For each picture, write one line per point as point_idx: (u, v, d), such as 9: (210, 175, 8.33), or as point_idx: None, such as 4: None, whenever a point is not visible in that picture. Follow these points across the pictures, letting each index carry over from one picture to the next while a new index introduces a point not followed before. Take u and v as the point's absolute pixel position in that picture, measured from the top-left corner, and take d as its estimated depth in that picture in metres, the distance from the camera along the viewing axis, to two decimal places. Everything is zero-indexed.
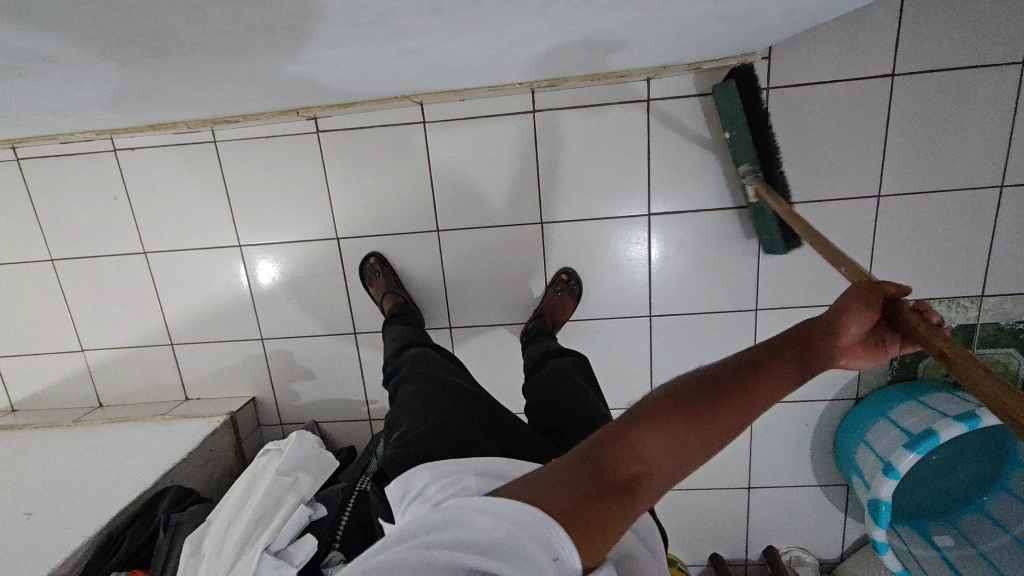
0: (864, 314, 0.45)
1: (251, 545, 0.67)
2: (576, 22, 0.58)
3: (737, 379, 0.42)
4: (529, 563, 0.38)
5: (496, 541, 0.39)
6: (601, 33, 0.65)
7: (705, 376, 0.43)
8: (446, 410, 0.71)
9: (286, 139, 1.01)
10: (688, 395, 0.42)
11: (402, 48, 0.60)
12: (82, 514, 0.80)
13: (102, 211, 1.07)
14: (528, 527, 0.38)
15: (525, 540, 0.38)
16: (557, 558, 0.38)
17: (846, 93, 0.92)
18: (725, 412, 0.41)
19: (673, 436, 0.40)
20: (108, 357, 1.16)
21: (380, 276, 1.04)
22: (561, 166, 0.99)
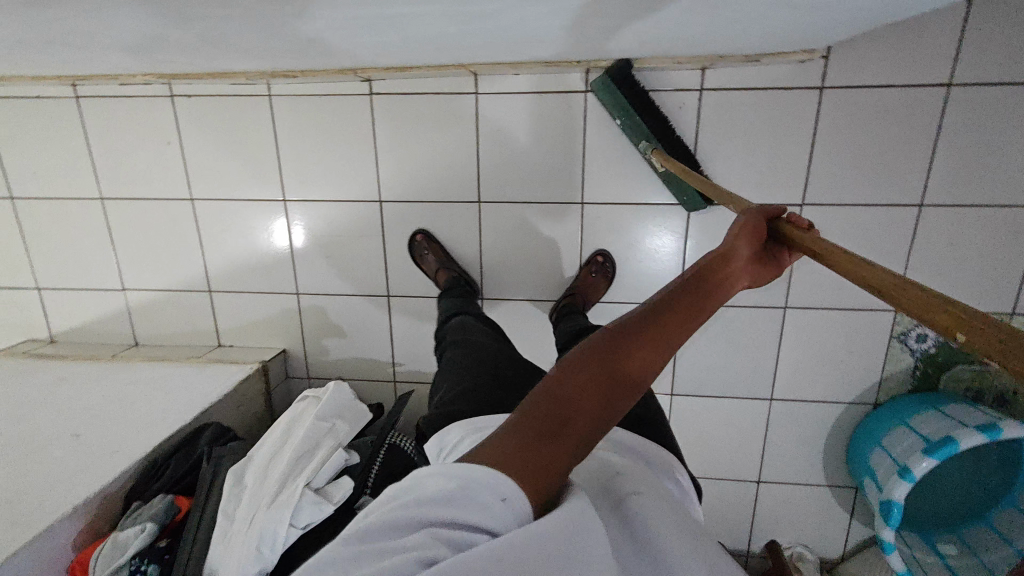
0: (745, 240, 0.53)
1: (292, 481, 0.71)
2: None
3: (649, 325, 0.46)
4: (481, 505, 0.38)
5: (448, 494, 0.39)
6: (674, 11, 0.66)
7: (619, 329, 0.47)
8: (485, 374, 0.74)
9: (339, 99, 1.02)
10: (607, 345, 0.46)
11: (480, 10, 0.61)
12: (126, 439, 0.84)
13: (154, 155, 1.09)
14: (469, 477, 0.39)
15: (474, 487, 0.39)
16: (503, 499, 0.38)
17: (901, 99, 0.92)
18: (641, 351, 0.45)
19: (595, 375, 0.44)
20: (148, 298, 1.20)
21: (429, 252, 1.08)
22: (606, 148, 1.00)
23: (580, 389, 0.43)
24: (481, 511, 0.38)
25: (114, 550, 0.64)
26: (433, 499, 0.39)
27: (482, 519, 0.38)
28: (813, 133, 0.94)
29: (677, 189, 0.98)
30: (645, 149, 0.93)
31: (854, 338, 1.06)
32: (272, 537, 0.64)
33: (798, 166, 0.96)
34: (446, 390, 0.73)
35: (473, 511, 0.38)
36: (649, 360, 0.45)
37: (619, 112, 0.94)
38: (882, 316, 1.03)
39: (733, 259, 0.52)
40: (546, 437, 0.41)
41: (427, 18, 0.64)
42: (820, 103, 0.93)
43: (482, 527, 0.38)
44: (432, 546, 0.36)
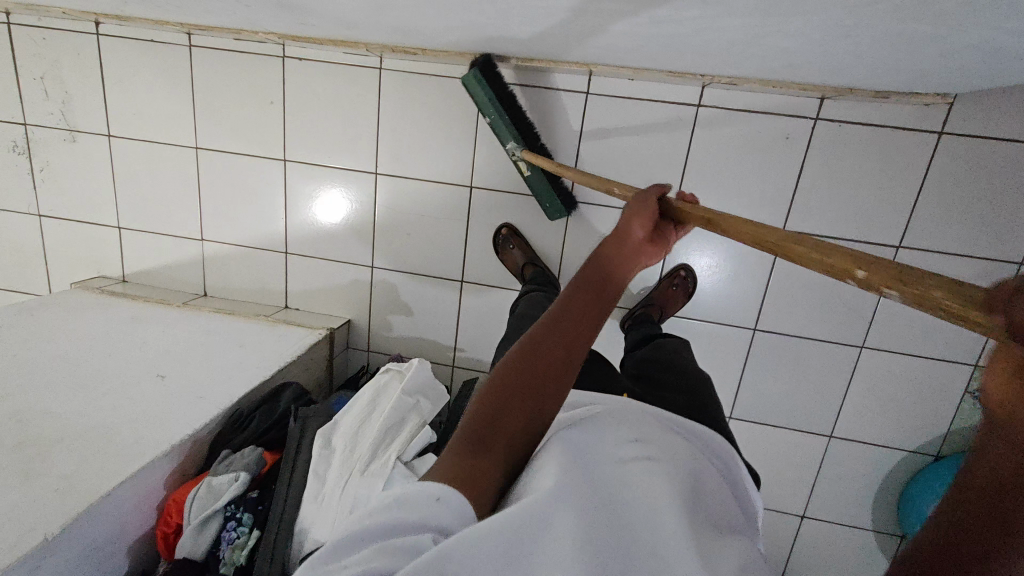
0: (646, 220, 0.54)
1: (382, 452, 0.71)
2: (836, 25, 0.58)
3: (564, 329, 0.50)
4: (420, 507, 0.39)
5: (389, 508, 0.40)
6: (839, 40, 0.65)
7: (537, 338, 0.49)
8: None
9: (448, 81, 1.03)
10: (528, 354, 0.48)
11: (651, 10, 0.61)
12: (208, 386, 0.85)
13: (256, 112, 1.11)
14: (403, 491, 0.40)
15: (410, 495, 0.40)
16: (438, 497, 0.39)
17: (1022, 155, 0.90)
18: (559, 353, 0.49)
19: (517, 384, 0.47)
20: (225, 251, 1.21)
21: (516, 248, 1.09)
22: (707, 163, 0.99)
23: (506, 391, 0.46)
24: (422, 514, 0.39)
25: (210, 495, 0.65)
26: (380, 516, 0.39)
27: (423, 521, 0.38)
28: (923, 178, 0.93)
29: (539, 191, 1.01)
30: (512, 150, 0.97)
31: (927, 389, 1.04)
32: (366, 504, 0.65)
33: (901, 208, 0.95)
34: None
35: (417, 514, 0.39)
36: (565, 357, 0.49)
37: (489, 111, 0.96)
38: (960, 370, 1.02)
39: (627, 240, 0.54)
40: (489, 441, 0.44)
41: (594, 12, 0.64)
42: (936, 148, 0.92)
43: (427, 529, 0.38)
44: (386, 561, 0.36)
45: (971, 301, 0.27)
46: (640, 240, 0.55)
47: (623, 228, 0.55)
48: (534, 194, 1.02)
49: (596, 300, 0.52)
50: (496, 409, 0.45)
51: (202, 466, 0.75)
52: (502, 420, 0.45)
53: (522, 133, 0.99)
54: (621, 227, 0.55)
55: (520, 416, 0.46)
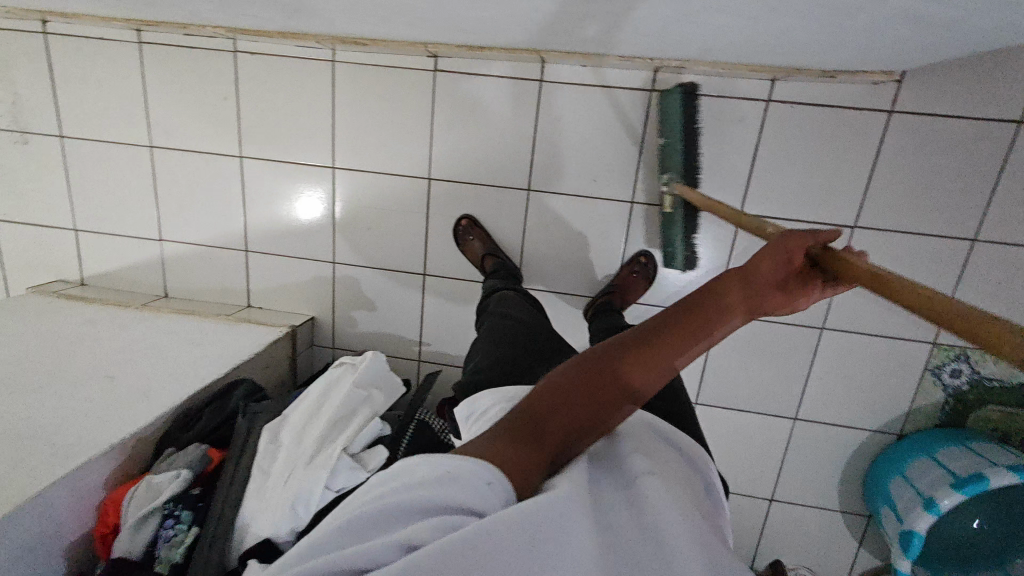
0: (779, 266, 0.50)
1: (328, 444, 0.70)
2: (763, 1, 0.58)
3: (644, 346, 0.49)
4: (471, 492, 0.37)
5: (432, 477, 0.38)
6: (774, 16, 0.65)
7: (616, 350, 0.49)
8: (527, 351, 0.75)
9: (402, 72, 1.02)
10: (601, 363, 0.48)
11: None
12: (158, 386, 0.83)
13: (209, 109, 1.09)
14: (456, 467, 0.38)
15: (462, 474, 0.38)
16: (488, 483, 0.38)
17: (970, 132, 0.90)
18: (634, 370, 0.48)
19: (585, 391, 0.46)
20: (183, 251, 1.19)
21: (473, 237, 1.08)
22: (663, 148, 0.99)
23: (572, 390, 0.46)
24: (466, 496, 0.37)
25: (149, 493, 0.64)
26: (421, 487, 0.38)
27: (466, 498, 0.37)
28: (874, 157, 0.94)
29: (667, 233, 0.99)
30: (670, 180, 0.95)
31: (887, 368, 1.05)
32: (309, 497, 0.64)
33: (854, 188, 0.96)
34: (487, 362, 0.74)
35: (460, 498, 0.36)
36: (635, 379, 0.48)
37: (670, 131, 0.93)
38: (919, 348, 1.03)
39: (754, 284, 0.51)
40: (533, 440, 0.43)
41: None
42: (886, 126, 0.92)
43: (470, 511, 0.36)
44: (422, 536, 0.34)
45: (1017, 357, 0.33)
46: (763, 287, 0.51)
47: (753, 274, 0.51)
48: (666, 231, 1.00)
49: (677, 336, 0.50)
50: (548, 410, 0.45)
51: (148, 465, 0.73)
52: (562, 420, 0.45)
53: (689, 169, 0.94)
54: (753, 266, 0.51)
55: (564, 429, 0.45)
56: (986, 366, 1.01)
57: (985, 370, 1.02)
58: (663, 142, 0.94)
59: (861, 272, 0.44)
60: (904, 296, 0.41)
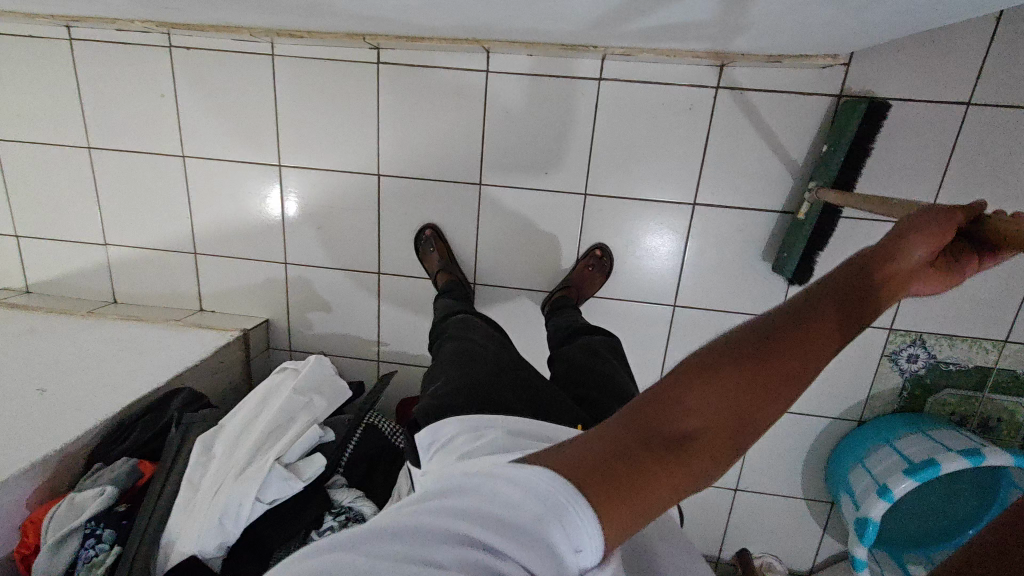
0: (931, 236, 0.44)
1: (262, 455, 0.68)
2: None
3: (794, 336, 0.39)
4: (553, 552, 0.34)
5: (517, 515, 0.35)
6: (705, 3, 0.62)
7: (761, 339, 0.40)
8: (493, 373, 0.68)
9: (344, 65, 0.99)
10: (738, 356, 0.39)
11: None
12: (93, 398, 0.81)
13: (147, 107, 1.05)
14: (560, 508, 0.35)
15: (555, 527, 0.34)
16: (578, 550, 0.34)
17: (919, 115, 0.89)
18: (785, 368, 0.38)
19: (725, 396, 0.38)
20: (130, 255, 1.16)
21: (435, 250, 1.05)
22: (614, 138, 0.97)
23: (710, 388, 0.38)
24: (540, 552, 0.34)
25: (69, 512, 0.61)
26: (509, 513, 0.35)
27: (543, 558, 0.34)
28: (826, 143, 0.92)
29: (789, 240, 0.94)
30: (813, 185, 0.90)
31: (846, 354, 1.04)
32: (237, 511, 0.62)
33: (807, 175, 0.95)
34: (450, 386, 0.67)
35: (532, 552, 0.34)
36: (787, 380, 0.38)
37: (835, 141, 0.87)
38: (876, 335, 1.02)
39: (910, 256, 0.44)
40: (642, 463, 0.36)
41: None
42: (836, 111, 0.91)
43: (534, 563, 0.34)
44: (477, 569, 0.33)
45: None
46: (912, 269, 0.44)
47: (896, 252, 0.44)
48: (788, 239, 0.95)
49: (833, 325, 0.40)
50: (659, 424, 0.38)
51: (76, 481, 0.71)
52: (691, 429, 0.37)
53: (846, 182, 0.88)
54: (898, 245, 0.44)
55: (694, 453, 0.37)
56: (941, 350, 1.01)
57: (941, 354, 1.02)
58: (827, 149, 0.89)
59: None
60: None
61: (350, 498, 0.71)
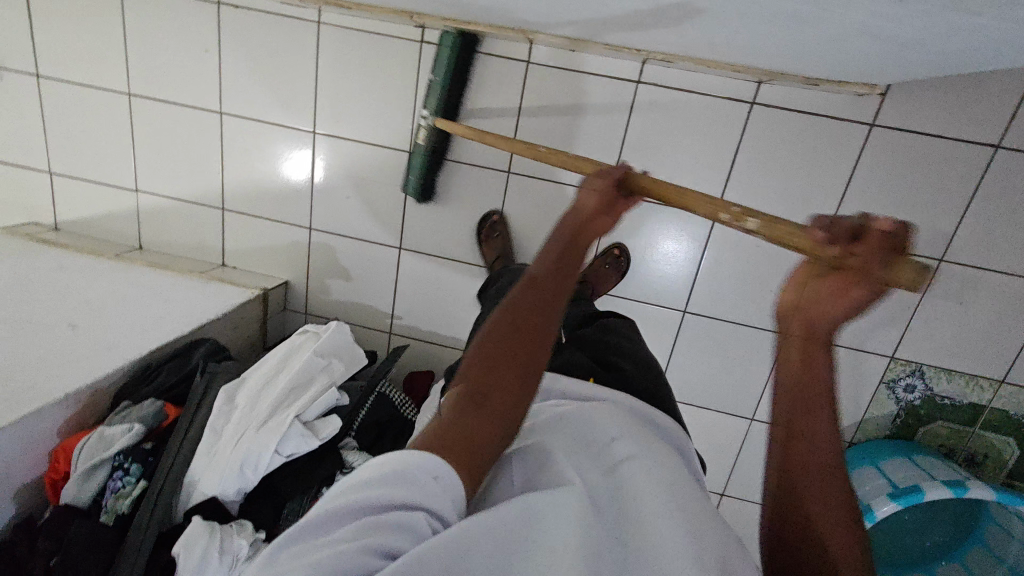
0: (604, 190, 0.61)
1: (282, 410, 0.71)
2: (745, 23, 0.57)
3: (519, 312, 0.54)
4: (414, 485, 0.43)
5: (383, 481, 0.43)
6: (755, 37, 0.64)
7: (498, 323, 0.54)
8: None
9: (388, 40, 1.00)
10: (491, 341, 0.52)
11: None
12: (120, 339, 0.84)
13: (190, 61, 1.07)
14: (402, 466, 0.43)
15: (412, 472, 0.43)
16: (436, 476, 0.43)
17: (946, 152, 0.91)
18: (524, 330, 0.53)
19: (498, 363, 0.51)
20: (160, 204, 1.18)
21: (499, 237, 1.07)
22: (644, 141, 0.99)
23: (487, 363, 0.51)
24: (409, 498, 0.42)
25: (100, 444, 0.65)
26: (367, 492, 0.43)
27: (417, 498, 0.43)
28: (852, 169, 0.94)
29: (415, 165, 1.02)
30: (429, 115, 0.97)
31: (844, 377, 1.08)
32: (257, 460, 0.66)
33: (829, 198, 0.97)
34: None
35: (407, 494, 0.42)
36: (529, 335, 0.53)
37: (439, 67, 0.95)
38: (876, 361, 1.05)
39: (591, 222, 0.61)
40: (481, 393, 0.49)
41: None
42: (866, 139, 0.92)
43: (415, 509, 0.42)
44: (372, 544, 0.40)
45: (808, 243, 0.45)
46: (599, 228, 0.62)
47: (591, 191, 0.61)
48: (415, 164, 1.03)
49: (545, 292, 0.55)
50: (484, 367, 0.51)
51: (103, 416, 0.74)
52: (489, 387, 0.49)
53: (449, 109, 0.99)
54: (591, 221, 0.61)
55: (512, 369, 0.51)
56: (939, 382, 1.04)
57: (937, 386, 1.05)
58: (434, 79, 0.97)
59: (666, 189, 0.57)
60: (685, 203, 0.56)
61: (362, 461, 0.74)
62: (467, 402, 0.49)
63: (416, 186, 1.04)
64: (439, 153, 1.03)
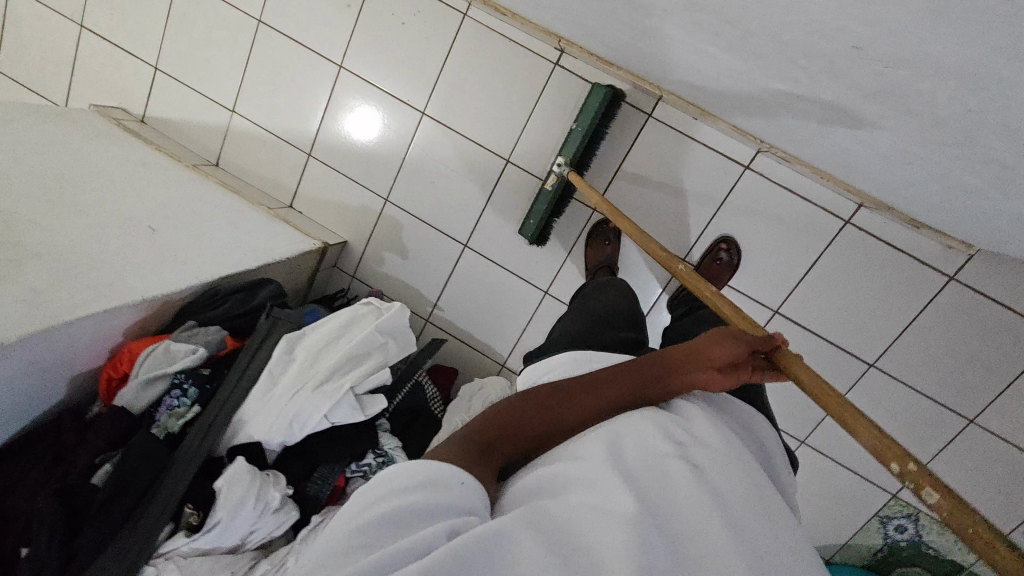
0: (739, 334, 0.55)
1: (337, 378, 0.72)
2: (898, 169, 0.59)
3: (578, 396, 0.50)
4: (448, 487, 0.36)
5: (413, 486, 0.35)
6: (891, 177, 0.65)
7: (558, 392, 0.49)
8: (594, 330, 0.73)
9: (525, 52, 1.02)
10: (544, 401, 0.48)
11: (732, 78, 0.61)
12: (193, 255, 0.85)
13: (329, 10, 1.09)
14: (431, 474, 0.36)
15: (443, 480, 0.36)
16: (462, 481, 0.37)
17: (1011, 326, 0.93)
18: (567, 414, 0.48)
19: (530, 420, 0.47)
20: (250, 131, 1.20)
21: (608, 245, 1.07)
22: (731, 223, 1.02)
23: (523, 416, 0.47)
24: (461, 499, 0.35)
25: (164, 357, 0.66)
26: (406, 493, 0.35)
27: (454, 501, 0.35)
28: (918, 312, 0.97)
29: (536, 208, 1.03)
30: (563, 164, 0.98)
31: (842, 498, 1.10)
32: (308, 419, 0.68)
33: (888, 332, 0.99)
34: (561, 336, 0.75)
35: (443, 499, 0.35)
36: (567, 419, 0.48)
37: (582, 119, 0.96)
38: (878, 494, 1.08)
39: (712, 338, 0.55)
40: (517, 430, 0.46)
41: (678, 56, 0.64)
42: (941, 289, 0.95)
43: (466, 514, 0.35)
44: (428, 532, 0.32)
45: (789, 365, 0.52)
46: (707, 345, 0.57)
47: (725, 332, 0.54)
48: (535, 207, 1.03)
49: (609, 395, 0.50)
50: (521, 419, 0.47)
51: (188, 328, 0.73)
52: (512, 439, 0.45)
53: (581, 158, 1.00)
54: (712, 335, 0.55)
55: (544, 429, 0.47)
56: (931, 533, 1.06)
57: (928, 536, 1.06)
58: (575, 127, 0.97)
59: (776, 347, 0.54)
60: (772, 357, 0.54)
61: (392, 445, 0.78)
62: (500, 425, 0.46)
63: (533, 228, 1.04)
64: (564, 194, 1.04)
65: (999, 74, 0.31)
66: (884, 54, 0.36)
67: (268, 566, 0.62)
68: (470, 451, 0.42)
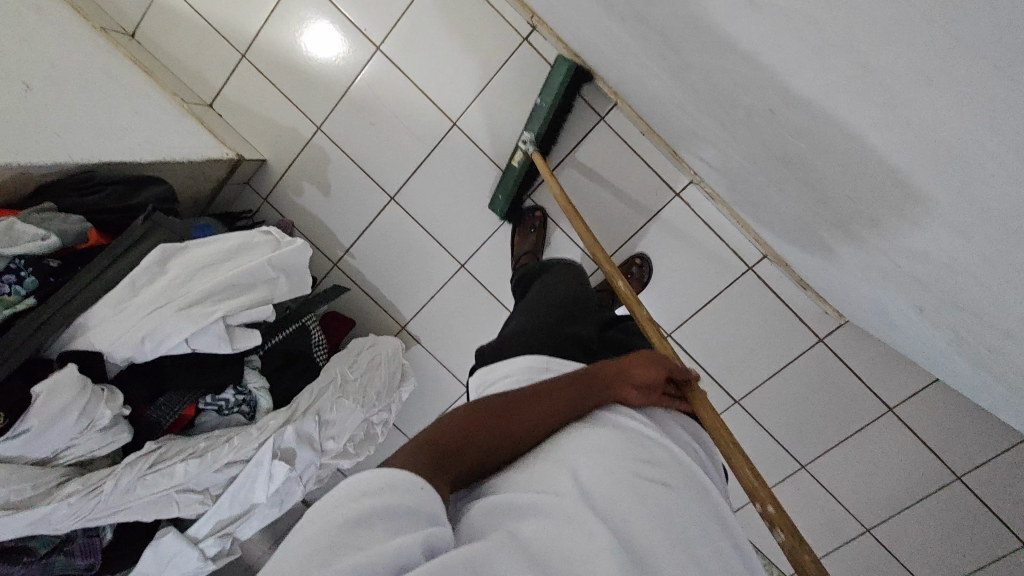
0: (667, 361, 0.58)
1: (209, 302, 0.67)
2: (795, 233, 0.63)
3: (525, 400, 0.49)
4: (414, 491, 0.35)
5: (378, 490, 0.34)
6: (788, 238, 0.70)
7: (507, 399, 0.49)
8: (552, 326, 0.69)
9: (496, 18, 0.99)
10: (493, 408, 0.47)
11: (675, 106, 0.62)
12: (73, 133, 0.75)
13: None
14: (394, 479, 0.35)
15: (408, 486, 0.35)
16: (425, 487, 0.36)
17: (856, 393, 1.03)
18: (519, 421, 0.47)
19: (480, 427, 0.46)
20: (178, 9, 1.06)
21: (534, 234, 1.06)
22: (652, 243, 1.06)
23: (473, 425, 0.46)
24: (426, 506, 0.35)
25: (5, 236, 0.58)
26: (370, 500, 0.33)
27: (423, 507, 0.34)
28: (786, 364, 1.06)
29: (506, 184, 1.02)
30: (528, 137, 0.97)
31: None
32: (165, 339, 0.63)
33: (758, 375, 1.08)
34: (515, 329, 0.72)
35: (412, 506, 0.34)
36: (518, 426, 0.47)
37: (546, 94, 0.96)
38: None
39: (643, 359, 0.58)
40: (468, 441, 0.44)
41: (633, 68, 0.64)
42: (810, 347, 1.04)
43: (435, 524, 0.35)
44: (407, 547, 0.31)
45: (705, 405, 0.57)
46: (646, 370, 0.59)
47: (646, 355, 0.57)
48: (504, 182, 1.03)
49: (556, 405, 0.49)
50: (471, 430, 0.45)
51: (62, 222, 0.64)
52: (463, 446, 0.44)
53: (546, 135, 1.00)
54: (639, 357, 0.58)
55: (495, 437, 0.46)
56: None
57: None
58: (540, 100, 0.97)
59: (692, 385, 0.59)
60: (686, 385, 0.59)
61: (256, 385, 0.75)
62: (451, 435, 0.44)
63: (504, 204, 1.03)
64: (532, 177, 1.03)
65: (876, 166, 0.34)
66: (796, 118, 0.38)
67: (80, 486, 0.57)
68: (425, 461, 0.40)
